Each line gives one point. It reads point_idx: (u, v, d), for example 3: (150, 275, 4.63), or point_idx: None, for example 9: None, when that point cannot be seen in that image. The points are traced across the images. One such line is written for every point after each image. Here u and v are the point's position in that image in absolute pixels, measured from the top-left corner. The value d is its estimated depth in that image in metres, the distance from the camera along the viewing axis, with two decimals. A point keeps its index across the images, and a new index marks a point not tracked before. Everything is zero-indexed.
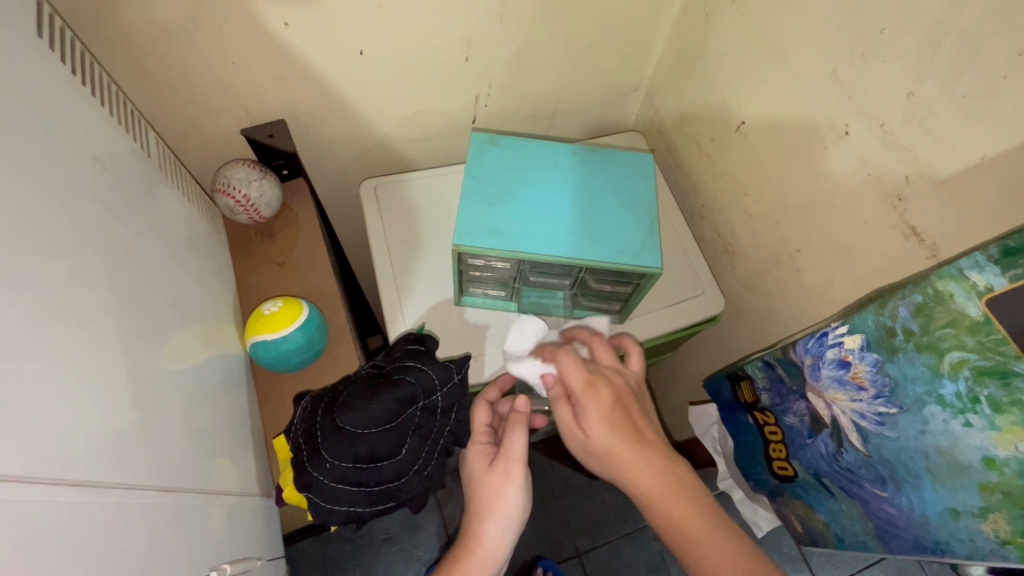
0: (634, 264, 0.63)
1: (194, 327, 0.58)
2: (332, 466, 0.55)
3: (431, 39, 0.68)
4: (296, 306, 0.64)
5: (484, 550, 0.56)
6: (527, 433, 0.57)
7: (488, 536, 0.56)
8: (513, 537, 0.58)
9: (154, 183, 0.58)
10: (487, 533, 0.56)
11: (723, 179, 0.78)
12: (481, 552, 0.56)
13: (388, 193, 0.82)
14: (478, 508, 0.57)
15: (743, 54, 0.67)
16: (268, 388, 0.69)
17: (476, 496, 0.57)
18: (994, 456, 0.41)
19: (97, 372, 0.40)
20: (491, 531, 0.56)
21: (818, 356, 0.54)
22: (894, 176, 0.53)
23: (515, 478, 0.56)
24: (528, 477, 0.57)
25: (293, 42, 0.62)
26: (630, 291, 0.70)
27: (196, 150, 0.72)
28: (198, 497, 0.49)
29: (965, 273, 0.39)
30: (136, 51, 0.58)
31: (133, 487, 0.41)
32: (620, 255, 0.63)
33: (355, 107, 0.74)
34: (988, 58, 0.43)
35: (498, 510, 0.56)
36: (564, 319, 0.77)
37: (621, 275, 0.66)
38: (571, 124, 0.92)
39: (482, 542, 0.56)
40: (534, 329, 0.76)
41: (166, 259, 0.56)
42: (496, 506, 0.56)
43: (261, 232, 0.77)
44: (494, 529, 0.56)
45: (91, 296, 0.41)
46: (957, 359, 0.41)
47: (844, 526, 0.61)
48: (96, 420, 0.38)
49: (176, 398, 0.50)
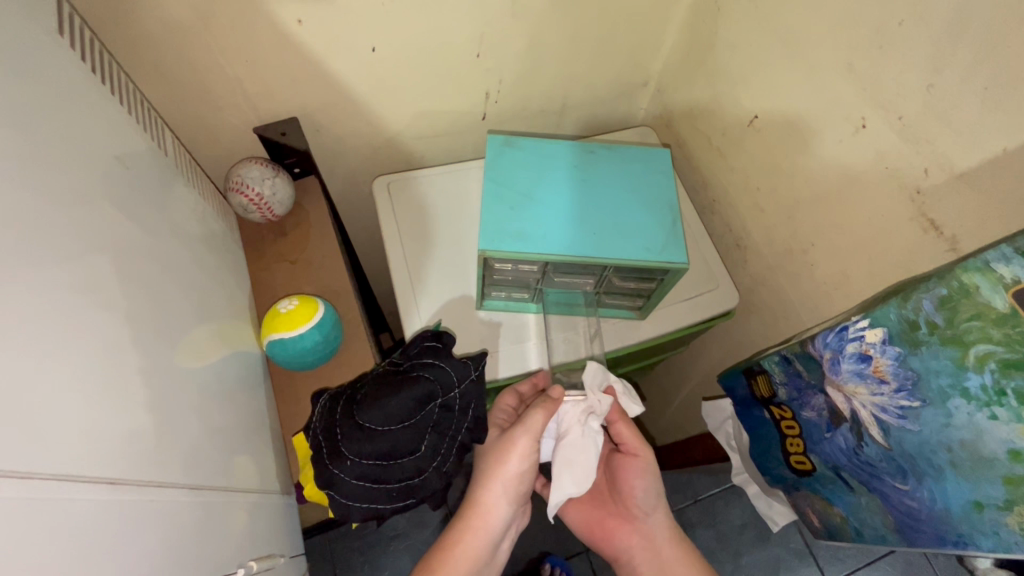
0: (657, 260, 0.63)
1: (211, 325, 0.58)
2: (353, 463, 0.55)
3: (443, 36, 0.68)
4: (312, 304, 0.64)
5: (483, 505, 0.65)
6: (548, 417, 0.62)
7: (487, 494, 0.65)
8: (510, 507, 0.65)
9: (169, 182, 0.57)
10: (486, 492, 0.65)
11: (736, 174, 0.77)
12: (480, 506, 0.65)
13: (399, 191, 0.82)
14: (482, 472, 0.66)
15: (756, 49, 0.67)
16: (283, 386, 0.70)
17: (483, 462, 0.66)
18: (1019, 449, 0.41)
19: (118, 371, 0.40)
20: (490, 490, 0.64)
21: (837, 349, 0.54)
22: (912, 169, 0.52)
23: (517, 447, 0.63)
24: (534, 454, 0.64)
25: (306, 39, 0.62)
26: (653, 287, 0.70)
27: (208, 148, 0.72)
28: (219, 495, 0.49)
29: (991, 265, 0.39)
30: (149, 50, 0.57)
31: (155, 486, 0.41)
32: (645, 252, 0.63)
33: (366, 105, 0.74)
34: (1009, 50, 0.42)
35: (497, 473, 0.64)
36: (589, 319, 0.76)
37: (645, 273, 0.67)
38: (581, 120, 0.91)
39: (481, 496, 0.65)
40: (560, 325, 0.76)
41: (183, 257, 0.56)
42: (496, 474, 0.64)
43: (273, 230, 0.77)
44: (492, 490, 0.64)
45: (112, 295, 0.42)
46: (983, 352, 0.41)
47: (862, 520, 0.61)
48: (118, 419, 0.39)
49: (197, 397, 0.51)
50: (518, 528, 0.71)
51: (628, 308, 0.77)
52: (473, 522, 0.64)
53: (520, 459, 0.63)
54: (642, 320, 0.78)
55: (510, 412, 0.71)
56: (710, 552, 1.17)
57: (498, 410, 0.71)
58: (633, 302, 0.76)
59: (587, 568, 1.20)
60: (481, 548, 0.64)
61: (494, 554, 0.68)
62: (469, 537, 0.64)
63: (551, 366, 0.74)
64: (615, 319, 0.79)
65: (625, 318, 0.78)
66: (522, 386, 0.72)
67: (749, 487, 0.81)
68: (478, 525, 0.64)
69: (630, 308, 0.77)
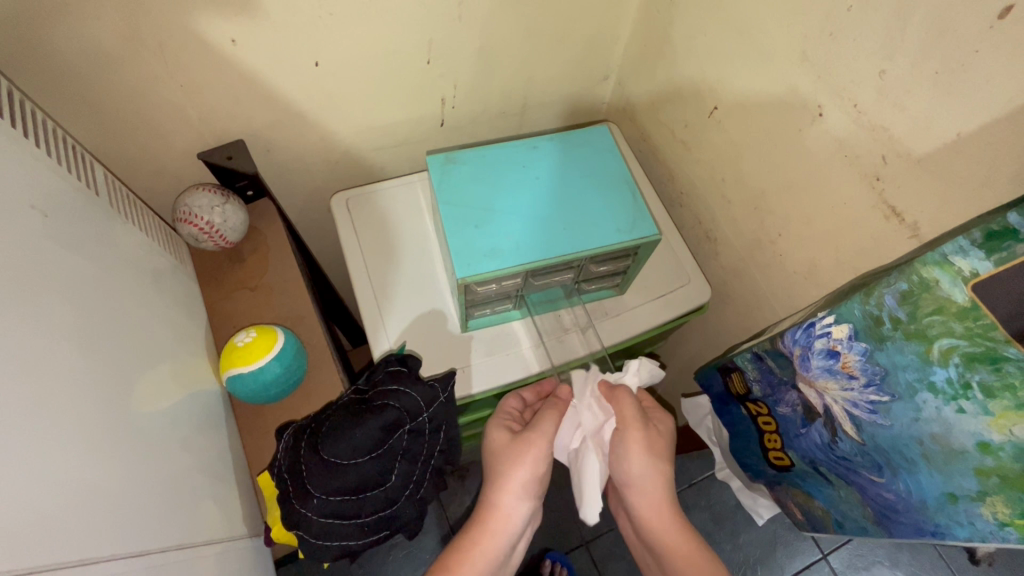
0: (629, 241, 0.62)
1: (163, 366, 0.55)
2: (320, 501, 0.54)
3: (389, 45, 0.65)
4: (271, 335, 0.62)
5: (501, 509, 0.63)
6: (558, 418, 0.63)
7: (504, 499, 0.62)
8: (527, 507, 0.63)
9: (103, 221, 0.54)
10: (503, 497, 0.62)
11: (701, 165, 0.76)
12: (498, 511, 0.63)
13: (360, 208, 0.79)
14: (493, 476, 0.63)
15: (711, 38, 0.66)
16: (251, 418, 0.68)
17: (495, 466, 0.64)
18: (988, 441, 0.40)
19: (54, 434, 0.37)
20: (507, 495, 0.62)
21: (807, 346, 0.53)
22: (871, 157, 0.52)
23: (532, 451, 0.62)
24: (547, 458, 0.63)
25: (242, 58, 0.59)
26: (628, 263, 0.69)
27: (152, 176, 0.69)
28: (183, 552, 0.47)
29: (949, 258, 0.39)
30: (71, 83, 0.54)
31: (103, 561, 0.37)
32: (617, 233, 0.63)
33: (314, 119, 0.71)
34: (959, 33, 0.41)
35: (513, 477, 0.62)
36: (574, 310, 0.75)
37: (619, 253, 0.66)
38: (543, 117, 0.89)
39: (498, 499, 0.62)
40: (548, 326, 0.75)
41: (126, 298, 0.53)
42: (511, 476, 0.62)
43: (229, 256, 0.75)
44: (509, 494, 0.62)
45: (47, 357, 0.38)
46: (947, 346, 0.40)
47: (844, 512, 0.60)
48: (55, 488, 0.35)
49: (155, 447, 0.48)
50: (532, 529, 0.69)
51: (608, 288, 0.76)
52: (492, 527, 0.62)
53: (534, 466, 0.62)
54: (624, 294, 0.78)
55: (515, 414, 0.68)
56: (707, 535, 1.18)
57: (505, 412, 0.67)
58: (612, 282, 0.74)
59: (587, 561, 1.20)
60: (500, 551, 0.62)
61: (511, 555, 0.66)
62: (488, 542, 0.62)
63: (546, 368, 0.73)
64: (599, 301, 0.77)
65: (605, 296, 0.77)
66: (526, 392, 0.70)
67: (732, 483, 0.81)
68: (496, 528, 0.62)
69: (610, 286, 0.76)
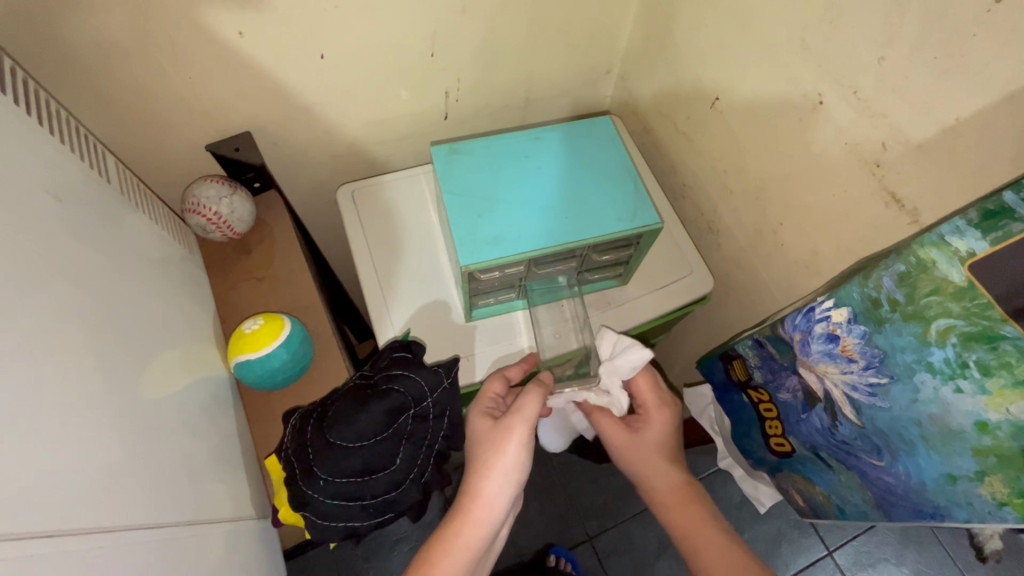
0: (630, 230, 0.63)
1: (173, 352, 0.56)
2: (326, 483, 0.55)
3: (394, 37, 0.66)
4: (278, 322, 0.63)
5: (483, 497, 0.62)
6: (539, 399, 0.64)
7: (486, 486, 0.62)
8: (510, 495, 0.63)
9: (113, 207, 0.55)
10: (486, 483, 0.62)
11: (703, 157, 0.77)
12: (480, 499, 0.62)
13: (365, 200, 0.80)
14: (476, 464, 0.63)
15: (712, 29, 0.66)
16: (258, 406, 0.69)
17: (478, 453, 0.64)
18: (986, 420, 0.41)
19: (68, 410, 0.38)
20: (490, 481, 0.62)
21: (806, 331, 0.54)
22: (870, 144, 0.52)
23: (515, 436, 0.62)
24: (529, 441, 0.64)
25: (250, 51, 0.60)
26: (630, 253, 0.70)
27: (161, 168, 0.70)
28: (191, 530, 0.48)
29: (946, 239, 0.39)
30: (83, 73, 0.55)
31: (113, 530, 0.38)
32: (619, 222, 0.64)
33: (321, 112, 0.72)
34: (957, 17, 0.42)
35: (496, 463, 0.62)
36: (574, 303, 0.75)
37: (620, 242, 0.66)
38: (546, 111, 0.90)
39: (480, 491, 0.62)
40: (550, 317, 0.75)
41: (136, 284, 0.54)
42: (495, 462, 0.62)
43: (236, 247, 0.76)
44: (492, 481, 0.62)
45: (60, 336, 0.39)
46: (944, 327, 0.41)
47: (844, 496, 0.61)
48: (67, 462, 0.36)
49: (164, 428, 0.49)
50: (514, 516, 0.69)
51: (609, 278, 0.76)
52: (474, 515, 0.62)
53: (517, 451, 0.63)
54: (625, 286, 0.78)
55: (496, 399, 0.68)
56: None
57: (485, 398, 0.67)
58: (613, 272, 0.75)
59: (591, 556, 1.21)
60: (482, 541, 0.62)
61: (492, 544, 0.66)
62: (469, 531, 0.61)
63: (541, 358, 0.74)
64: (601, 292, 0.78)
65: (607, 287, 0.78)
66: (510, 371, 0.69)
67: (735, 471, 0.82)
68: (478, 518, 0.62)
69: (612, 277, 0.77)
